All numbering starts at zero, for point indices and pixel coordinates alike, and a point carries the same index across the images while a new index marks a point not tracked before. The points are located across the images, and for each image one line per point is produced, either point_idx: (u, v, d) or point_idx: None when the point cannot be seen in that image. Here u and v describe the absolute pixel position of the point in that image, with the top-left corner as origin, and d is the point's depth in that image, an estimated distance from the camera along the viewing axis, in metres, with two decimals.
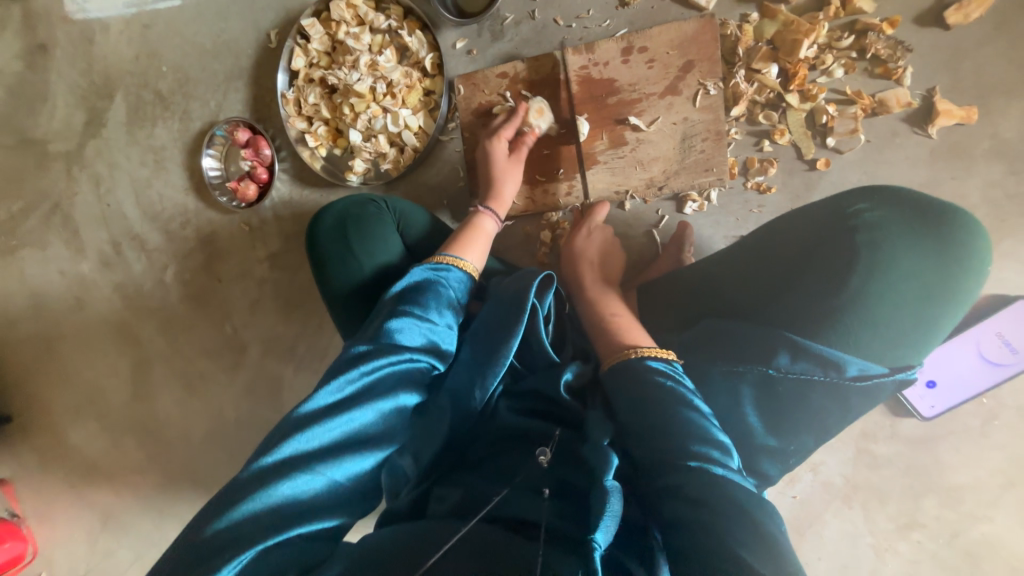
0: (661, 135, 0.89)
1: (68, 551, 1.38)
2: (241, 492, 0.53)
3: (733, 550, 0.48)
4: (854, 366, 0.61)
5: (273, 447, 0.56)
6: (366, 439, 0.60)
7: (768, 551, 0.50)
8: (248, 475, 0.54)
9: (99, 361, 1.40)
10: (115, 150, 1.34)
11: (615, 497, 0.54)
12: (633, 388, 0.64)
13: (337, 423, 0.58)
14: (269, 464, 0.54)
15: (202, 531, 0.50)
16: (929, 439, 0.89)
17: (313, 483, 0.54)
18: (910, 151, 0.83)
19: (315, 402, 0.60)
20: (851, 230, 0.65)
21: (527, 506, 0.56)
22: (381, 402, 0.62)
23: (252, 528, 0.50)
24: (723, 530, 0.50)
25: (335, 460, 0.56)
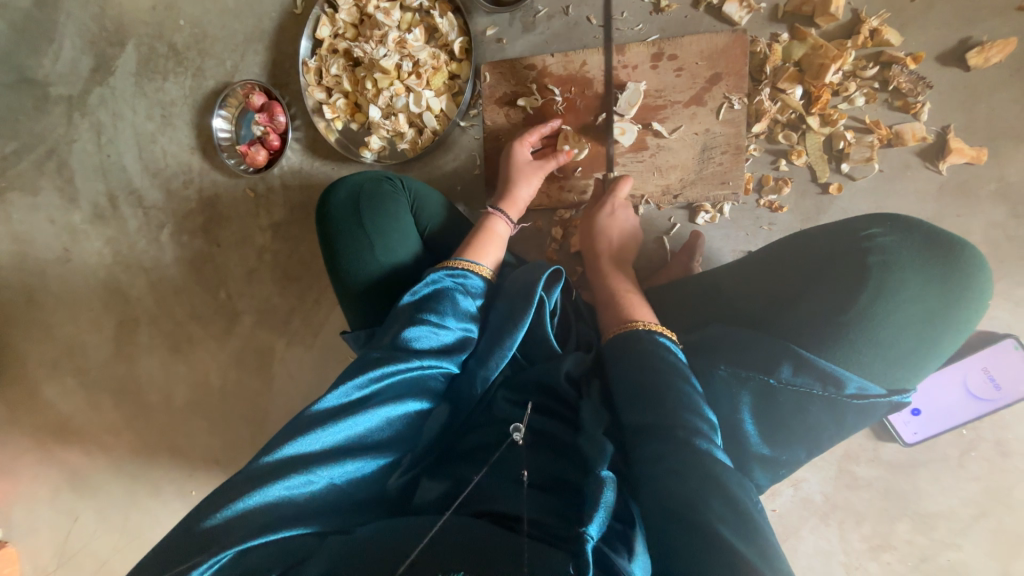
0: (682, 143, 0.90)
1: (30, 507, 1.35)
2: (242, 486, 0.52)
3: (711, 526, 0.49)
4: (853, 384, 0.62)
5: (278, 445, 0.55)
6: (372, 445, 0.59)
7: (747, 530, 0.50)
8: (252, 471, 0.53)
9: (81, 316, 1.36)
10: (121, 100, 1.30)
11: (609, 488, 0.54)
12: (635, 360, 0.65)
13: (343, 424, 0.58)
14: (273, 462, 0.54)
15: (198, 524, 0.50)
16: (908, 465, 0.92)
17: (312, 482, 0.54)
18: (920, 185, 0.86)
19: (325, 404, 0.59)
20: (863, 251, 0.66)
21: (517, 501, 0.56)
22: (389, 406, 0.61)
23: (245, 525, 0.49)
24: (708, 518, 0.50)
25: (338, 462, 0.56)
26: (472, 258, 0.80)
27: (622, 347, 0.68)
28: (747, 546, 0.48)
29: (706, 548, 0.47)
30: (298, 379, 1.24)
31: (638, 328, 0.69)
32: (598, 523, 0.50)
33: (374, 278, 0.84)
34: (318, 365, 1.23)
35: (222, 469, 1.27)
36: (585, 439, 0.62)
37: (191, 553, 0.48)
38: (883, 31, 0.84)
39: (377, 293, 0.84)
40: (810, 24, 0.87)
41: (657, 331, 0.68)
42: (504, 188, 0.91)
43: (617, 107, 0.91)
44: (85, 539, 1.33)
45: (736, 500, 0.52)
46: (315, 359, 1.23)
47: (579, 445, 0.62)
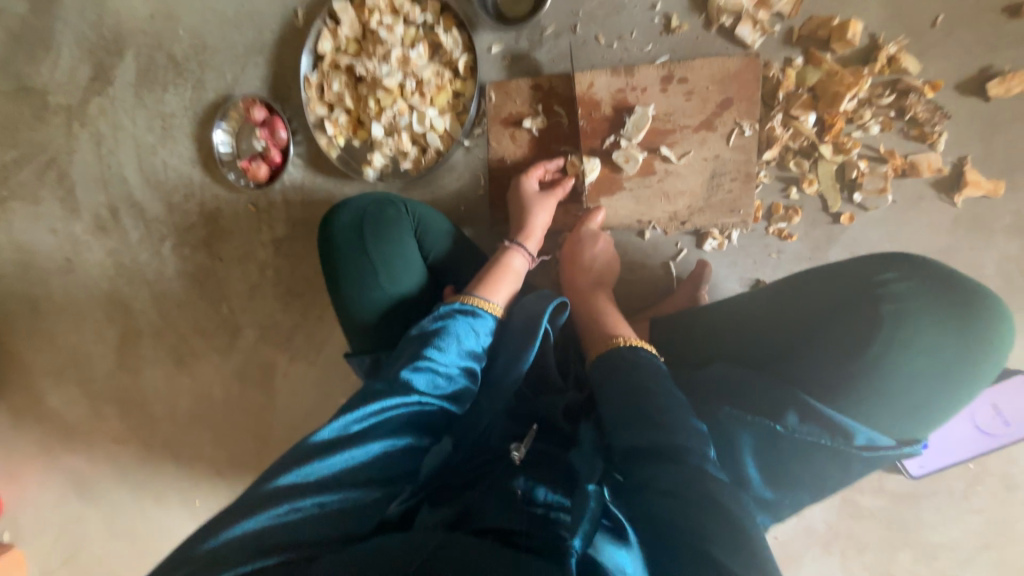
0: (691, 169, 0.88)
1: (37, 513, 1.37)
2: (235, 513, 0.50)
3: (708, 551, 0.47)
4: (862, 436, 0.61)
5: (275, 474, 0.54)
6: (368, 477, 0.55)
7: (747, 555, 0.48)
8: (245, 501, 0.52)
9: (84, 327, 1.36)
10: (121, 110, 1.29)
11: (592, 501, 0.55)
12: (620, 379, 0.65)
13: (340, 455, 0.55)
14: (267, 490, 0.52)
15: (180, 558, 0.47)
16: (912, 495, 0.92)
17: (301, 513, 0.50)
18: (934, 217, 0.84)
19: (325, 434, 0.57)
20: (878, 299, 0.64)
21: (513, 519, 0.55)
22: (387, 439, 0.58)
23: (226, 557, 0.46)
24: (701, 540, 0.48)
25: (331, 492, 0.52)
26: (485, 295, 0.78)
27: (606, 369, 0.68)
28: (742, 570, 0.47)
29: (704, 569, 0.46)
30: (301, 394, 1.24)
31: (619, 347, 0.70)
32: (583, 535, 0.51)
33: (376, 306, 0.84)
34: (320, 381, 1.23)
35: (225, 481, 1.28)
36: (579, 457, 0.64)
37: None
38: (900, 58, 0.81)
39: (377, 320, 0.84)
40: (825, 49, 0.85)
41: (643, 348, 0.69)
42: (518, 219, 0.89)
43: (623, 131, 0.89)
44: (91, 545, 1.34)
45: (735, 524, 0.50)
46: (318, 375, 1.23)
47: (573, 462, 0.64)
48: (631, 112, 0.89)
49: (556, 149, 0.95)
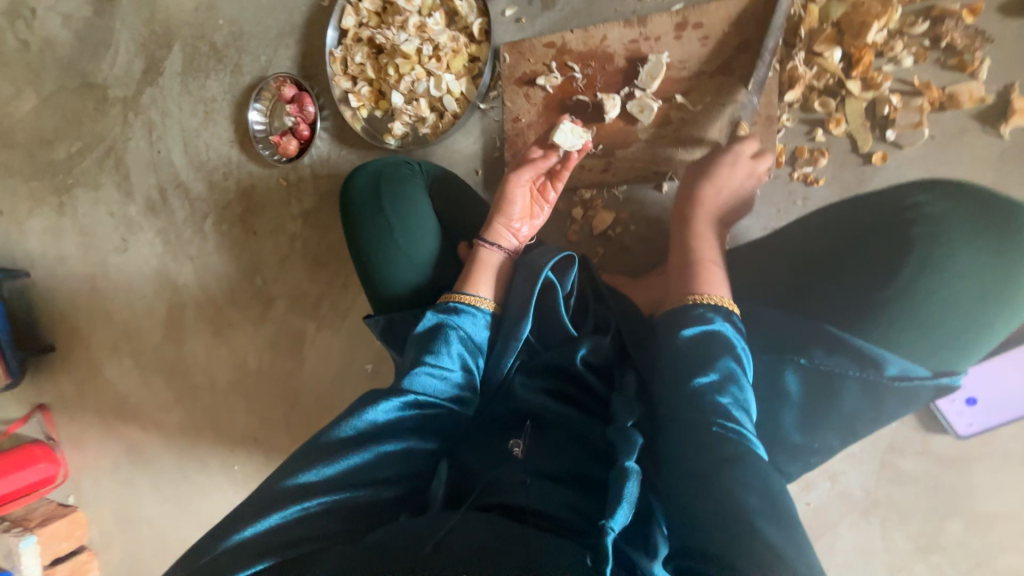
0: (707, 116, 0.86)
1: (94, 476, 1.49)
2: (254, 510, 0.55)
3: (744, 519, 0.48)
4: (895, 366, 0.57)
5: (291, 473, 0.57)
6: (384, 472, 0.59)
7: (786, 526, 0.48)
8: (270, 495, 0.56)
9: (137, 302, 1.47)
10: (169, 99, 1.40)
11: (632, 481, 0.54)
12: (690, 340, 0.60)
13: (348, 457, 0.58)
14: (284, 488, 0.56)
15: (213, 547, 0.52)
16: (962, 460, 0.85)
17: (314, 511, 0.54)
18: (975, 152, 0.80)
19: (339, 433, 0.60)
20: (907, 222, 0.61)
21: (525, 492, 0.58)
22: (394, 441, 0.61)
23: (256, 546, 0.51)
24: (748, 514, 0.48)
25: (341, 491, 0.56)
26: (470, 292, 0.77)
27: (673, 325, 0.63)
28: (786, 546, 0.46)
29: (730, 520, 0.47)
30: (328, 362, 1.29)
31: (694, 304, 0.64)
32: (622, 514, 0.51)
33: (390, 259, 0.86)
34: (346, 348, 1.27)
35: (259, 447, 1.35)
36: (612, 428, 0.62)
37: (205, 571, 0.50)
38: None
39: (389, 271, 0.86)
40: None
41: (725, 308, 0.63)
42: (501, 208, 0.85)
43: (638, 81, 0.89)
44: (142, 507, 1.45)
45: (766, 484, 0.50)
46: (344, 342, 1.27)
47: (607, 435, 0.62)
48: (645, 59, 0.89)
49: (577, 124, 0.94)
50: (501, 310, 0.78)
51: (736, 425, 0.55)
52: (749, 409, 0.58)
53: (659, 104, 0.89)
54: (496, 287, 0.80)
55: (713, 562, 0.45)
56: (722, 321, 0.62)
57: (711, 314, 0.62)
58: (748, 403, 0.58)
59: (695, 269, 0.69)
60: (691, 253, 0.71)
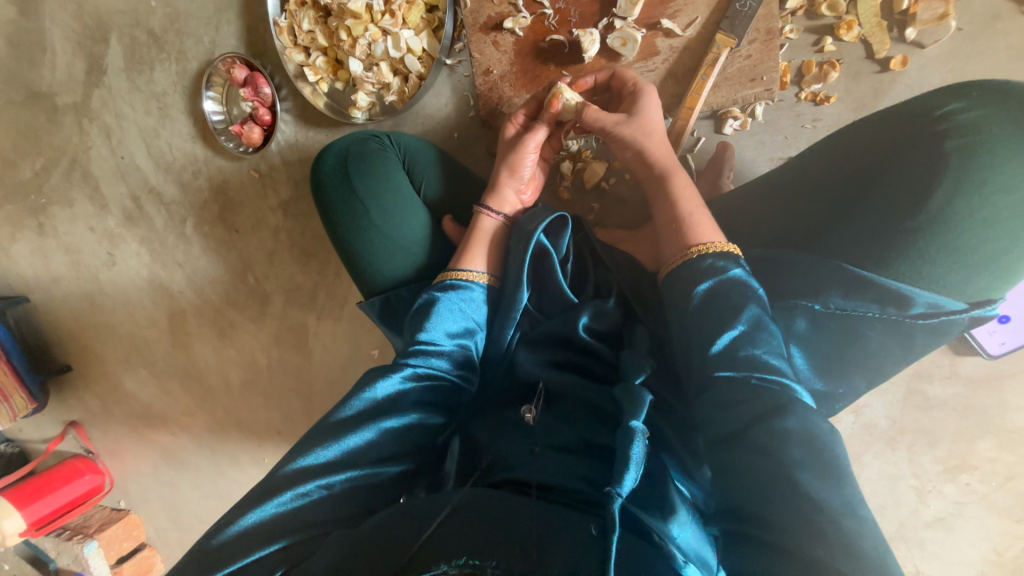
0: (699, 39, 0.78)
1: (138, 481, 1.54)
2: (254, 497, 0.54)
3: (789, 476, 0.44)
4: (920, 302, 0.52)
5: (292, 457, 0.56)
6: (384, 453, 0.57)
7: (835, 478, 0.44)
8: (272, 480, 0.55)
9: (137, 314, 1.44)
10: (119, 98, 1.31)
11: (638, 443, 0.52)
12: (706, 296, 0.56)
13: (349, 438, 0.57)
14: (285, 473, 0.55)
15: (215, 537, 0.52)
16: (993, 378, 0.83)
17: (314, 495, 0.53)
18: (982, 49, 0.74)
19: (341, 414, 0.59)
20: (940, 135, 0.53)
21: (532, 465, 0.56)
22: (396, 418, 0.59)
23: (259, 532, 0.51)
24: (789, 467, 0.45)
25: (338, 476, 0.55)
26: (465, 267, 0.73)
27: (685, 282, 0.58)
28: (830, 494, 0.43)
29: (771, 478, 0.45)
30: (335, 351, 1.28)
31: (699, 256, 0.58)
32: (630, 483, 0.49)
33: (368, 241, 0.81)
34: (351, 336, 1.25)
35: (285, 439, 1.36)
36: (619, 387, 0.60)
37: (208, 562, 0.50)
38: None
39: (369, 254, 0.81)
40: None
41: (733, 254, 0.58)
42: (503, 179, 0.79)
43: (616, 9, 0.79)
44: (189, 504, 1.50)
45: (811, 435, 0.46)
46: (347, 331, 1.25)
47: (616, 396, 0.59)
48: None
49: (554, 70, 0.85)
50: (499, 282, 0.75)
51: (775, 374, 0.50)
52: (783, 355, 0.53)
53: (643, 33, 0.79)
54: (492, 260, 0.75)
55: (760, 525, 0.44)
56: (736, 268, 0.57)
57: (720, 262, 0.58)
58: (784, 348, 0.54)
59: (688, 219, 0.63)
60: (690, 201, 0.65)
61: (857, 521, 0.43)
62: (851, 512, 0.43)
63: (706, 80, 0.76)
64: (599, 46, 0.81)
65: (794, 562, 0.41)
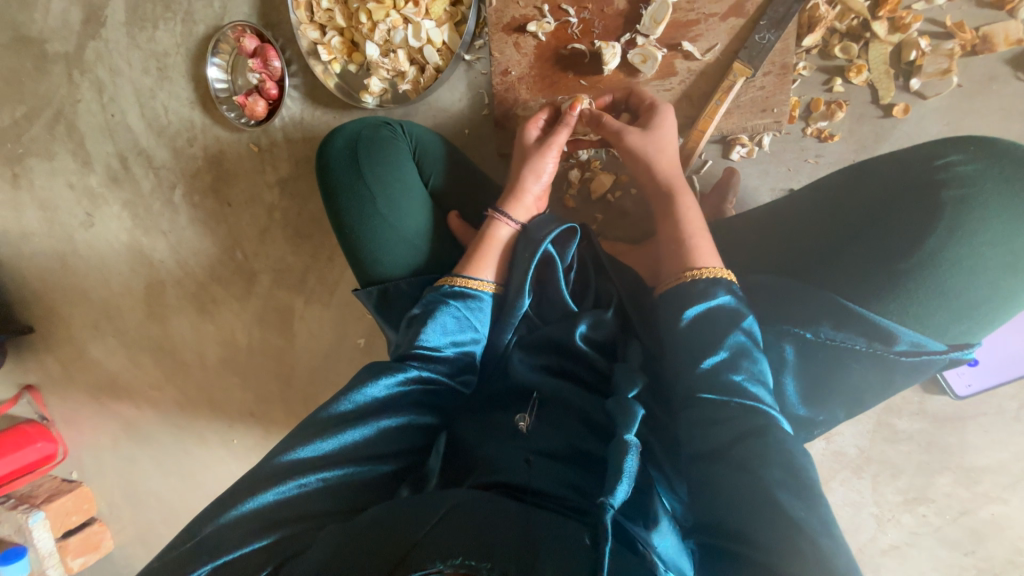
0: (717, 65, 0.80)
1: (95, 452, 1.47)
2: (248, 488, 0.53)
3: (770, 495, 0.46)
4: (905, 340, 0.55)
5: (290, 447, 0.55)
6: (383, 449, 0.57)
7: (809, 497, 0.46)
8: (266, 469, 0.54)
9: (111, 280, 1.38)
10: (116, 54, 1.25)
11: (632, 456, 0.53)
12: (693, 322, 0.57)
13: (347, 433, 0.56)
14: (281, 463, 0.54)
15: (205, 526, 0.50)
16: (957, 418, 0.87)
17: (312, 488, 0.53)
18: (980, 107, 0.79)
19: (339, 407, 0.58)
20: (938, 184, 0.56)
21: (527, 472, 0.56)
22: (395, 416, 0.60)
23: (251, 523, 0.50)
24: (770, 488, 0.46)
25: (336, 470, 0.54)
26: (473, 273, 0.72)
27: (676, 302, 0.59)
28: (806, 514, 0.45)
29: (752, 497, 0.46)
30: (319, 337, 1.25)
31: (692, 279, 0.60)
32: (623, 492, 0.50)
33: (373, 232, 0.80)
34: (338, 322, 1.23)
35: (257, 421, 1.33)
36: (612, 399, 0.61)
37: (196, 552, 0.49)
38: None
39: (373, 245, 0.80)
40: None
41: (724, 279, 0.59)
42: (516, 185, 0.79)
43: (640, 26, 0.81)
44: (147, 481, 1.45)
45: (790, 457, 0.48)
46: (334, 317, 1.23)
47: (607, 408, 0.60)
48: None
49: (572, 78, 0.86)
50: (504, 288, 0.74)
51: (754, 399, 0.52)
52: (766, 381, 0.54)
53: (663, 53, 0.81)
54: (499, 266, 0.75)
55: (741, 540, 0.45)
56: (726, 292, 0.58)
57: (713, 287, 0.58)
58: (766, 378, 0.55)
59: (692, 240, 0.64)
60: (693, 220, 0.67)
61: (833, 541, 0.44)
62: (828, 535, 0.44)
63: (720, 106, 0.77)
64: (620, 60, 0.82)
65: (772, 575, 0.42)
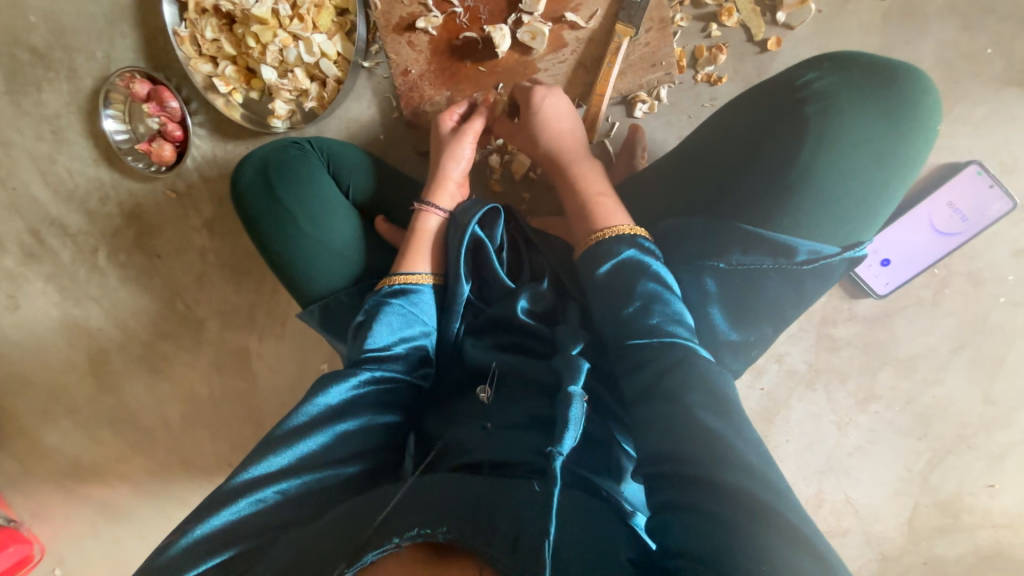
0: (602, 30, 0.83)
1: (73, 541, 1.40)
2: (205, 511, 0.52)
3: (692, 414, 0.50)
4: (802, 250, 0.59)
5: (244, 467, 0.55)
6: (343, 455, 0.57)
7: (725, 411, 0.51)
8: (222, 491, 0.53)
9: (50, 360, 1.31)
10: (3, 124, 1.19)
11: (576, 405, 0.55)
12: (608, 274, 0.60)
13: (303, 443, 0.56)
14: (236, 483, 0.53)
15: (161, 555, 0.49)
16: (885, 316, 0.94)
17: (270, 502, 0.52)
18: (842, 27, 0.85)
19: (294, 420, 0.58)
20: (801, 101, 0.61)
21: (482, 446, 0.58)
22: (351, 420, 0.60)
23: (208, 546, 0.49)
24: (691, 408, 0.50)
25: (295, 480, 0.54)
26: (410, 268, 0.73)
27: (598, 259, 0.62)
28: (724, 427, 0.49)
29: (677, 421, 0.50)
30: (281, 371, 1.23)
31: (603, 239, 0.63)
32: (569, 438, 0.53)
33: (304, 250, 0.79)
34: (298, 352, 1.21)
35: None
36: (558, 357, 0.63)
37: None
38: None
39: (306, 264, 0.79)
40: None
41: (630, 235, 0.62)
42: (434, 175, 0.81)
43: (522, 5, 0.83)
44: (135, 558, 1.38)
45: (706, 379, 0.52)
46: (293, 347, 1.21)
47: (555, 366, 0.62)
48: None
49: (470, 67, 0.87)
50: (444, 278, 0.75)
51: (677, 336, 0.56)
52: (686, 320, 0.57)
53: (550, 29, 0.84)
54: (436, 257, 0.75)
55: (669, 461, 0.48)
56: (631, 249, 0.61)
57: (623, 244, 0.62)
58: (687, 318, 0.58)
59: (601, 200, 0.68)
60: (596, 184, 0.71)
61: (745, 441, 0.49)
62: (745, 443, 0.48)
63: (612, 68, 0.81)
64: (511, 41, 0.84)
65: (702, 490, 0.45)
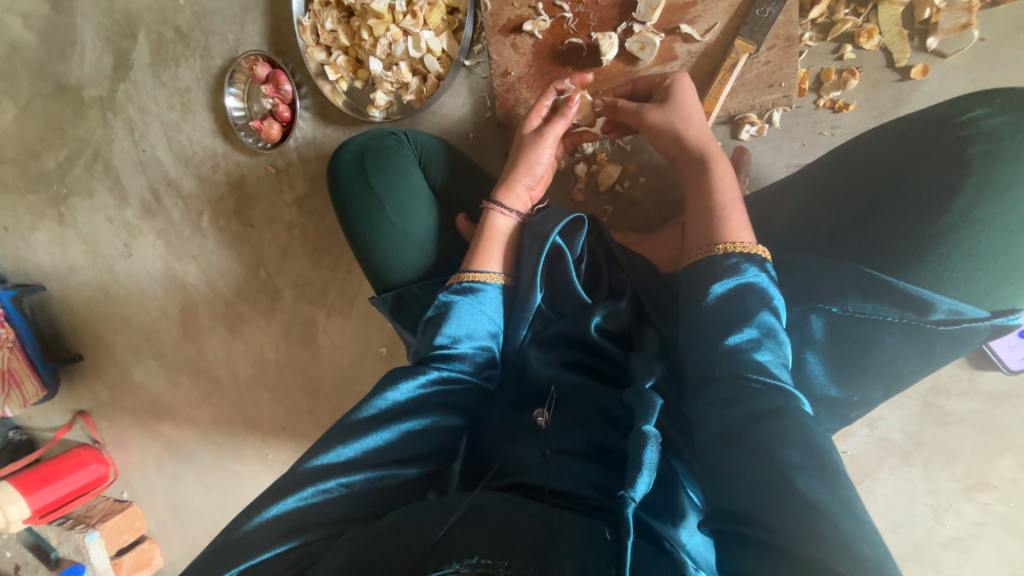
0: (717, 45, 0.79)
1: (142, 472, 1.54)
2: (277, 492, 0.54)
3: (788, 478, 0.44)
4: (941, 308, 0.51)
5: (315, 453, 0.57)
6: (406, 453, 0.57)
7: (829, 479, 0.44)
8: (293, 475, 0.55)
9: (149, 306, 1.45)
10: (144, 93, 1.34)
11: (651, 447, 0.52)
12: (720, 298, 0.54)
13: (370, 436, 0.57)
14: (305, 469, 0.55)
15: (236, 530, 0.52)
16: (1013, 395, 0.81)
17: (334, 493, 0.53)
18: (1005, 61, 0.75)
19: (364, 411, 0.60)
20: (963, 141, 0.53)
21: (544, 471, 0.55)
22: (416, 419, 0.60)
23: (276, 527, 0.51)
24: (787, 470, 0.44)
25: (360, 474, 0.55)
26: (481, 267, 0.72)
27: (697, 281, 0.57)
28: (829, 499, 0.43)
29: (769, 480, 0.44)
30: (344, 349, 1.28)
31: (724, 253, 0.57)
32: (641, 486, 0.49)
33: (387, 239, 0.81)
34: (361, 333, 1.26)
35: (290, 435, 1.36)
36: (629, 390, 0.59)
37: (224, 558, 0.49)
38: None
39: (386, 252, 0.82)
40: None
41: (759, 256, 0.56)
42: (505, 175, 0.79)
43: (636, 14, 0.80)
44: (191, 498, 1.50)
45: (809, 438, 0.46)
46: (357, 327, 1.26)
47: (624, 399, 0.59)
48: None
49: (572, 73, 0.86)
50: (514, 281, 0.74)
51: (781, 384, 0.50)
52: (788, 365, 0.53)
53: (660, 41, 0.80)
54: (508, 261, 0.74)
55: (754, 525, 0.43)
56: (759, 272, 0.55)
57: (745, 264, 0.56)
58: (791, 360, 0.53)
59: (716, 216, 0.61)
60: (721, 196, 0.63)
61: (856, 523, 0.42)
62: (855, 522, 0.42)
63: (724, 85, 0.77)
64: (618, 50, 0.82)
65: (795, 563, 0.40)
